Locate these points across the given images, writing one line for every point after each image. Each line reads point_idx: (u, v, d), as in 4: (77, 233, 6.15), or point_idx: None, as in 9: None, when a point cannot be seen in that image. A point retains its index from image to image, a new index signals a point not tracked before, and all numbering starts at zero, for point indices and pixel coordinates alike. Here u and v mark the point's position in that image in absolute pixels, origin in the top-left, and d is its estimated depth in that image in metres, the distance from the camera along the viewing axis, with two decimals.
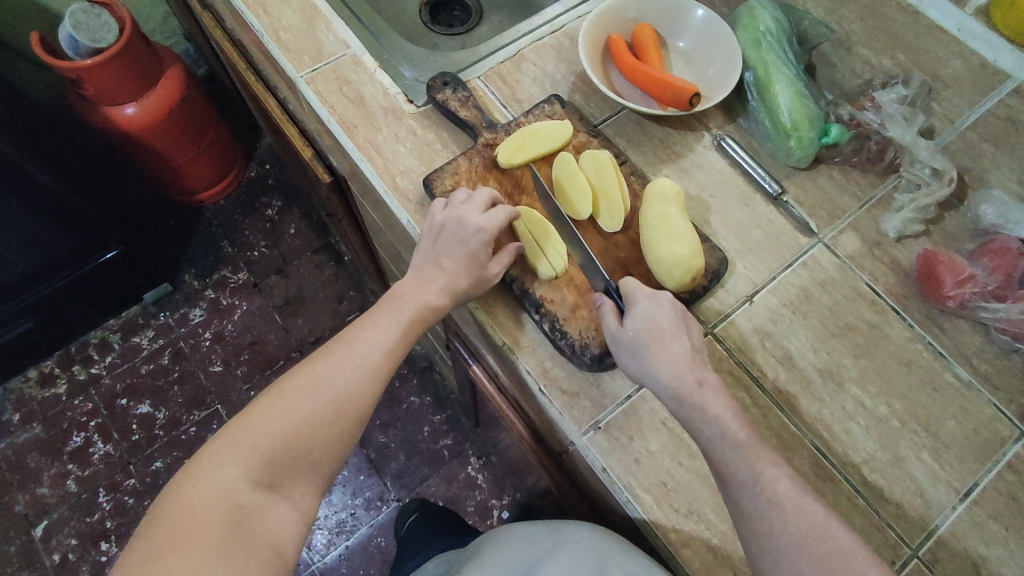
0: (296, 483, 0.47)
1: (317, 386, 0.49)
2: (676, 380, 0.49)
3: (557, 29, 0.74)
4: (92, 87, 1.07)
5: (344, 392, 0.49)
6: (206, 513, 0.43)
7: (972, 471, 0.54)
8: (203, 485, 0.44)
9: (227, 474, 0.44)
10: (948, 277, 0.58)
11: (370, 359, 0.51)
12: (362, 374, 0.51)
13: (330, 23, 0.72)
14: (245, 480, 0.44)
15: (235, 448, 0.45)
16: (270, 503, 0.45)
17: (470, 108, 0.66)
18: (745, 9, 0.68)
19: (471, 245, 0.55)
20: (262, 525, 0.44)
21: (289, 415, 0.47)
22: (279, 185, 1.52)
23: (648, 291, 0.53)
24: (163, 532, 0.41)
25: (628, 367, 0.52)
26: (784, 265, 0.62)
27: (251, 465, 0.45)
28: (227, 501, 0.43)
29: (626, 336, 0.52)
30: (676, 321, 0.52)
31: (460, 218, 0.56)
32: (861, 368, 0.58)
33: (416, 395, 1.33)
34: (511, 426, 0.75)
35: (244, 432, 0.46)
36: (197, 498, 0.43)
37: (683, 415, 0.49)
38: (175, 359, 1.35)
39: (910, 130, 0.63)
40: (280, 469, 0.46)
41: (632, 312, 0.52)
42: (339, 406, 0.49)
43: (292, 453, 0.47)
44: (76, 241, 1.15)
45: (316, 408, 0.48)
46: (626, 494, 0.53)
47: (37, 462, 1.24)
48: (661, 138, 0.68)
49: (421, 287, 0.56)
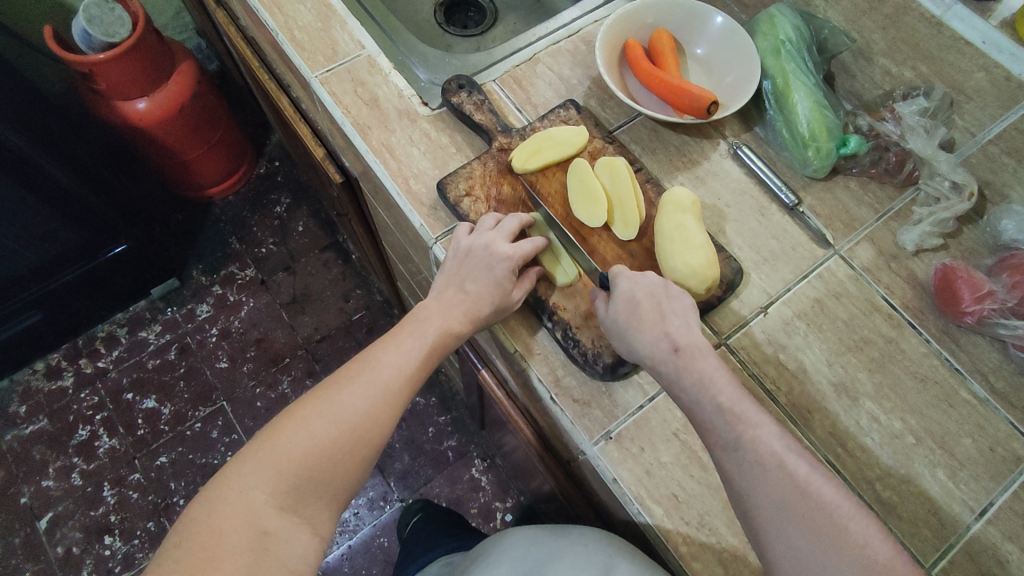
0: (318, 509, 0.47)
1: (340, 411, 0.48)
2: (657, 354, 0.49)
3: (574, 33, 0.73)
4: (105, 82, 1.07)
5: (367, 419, 0.49)
6: (233, 539, 0.43)
7: (987, 490, 0.53)
8: (230, 509, 0.44)
9: (253, 499, 0.44)
10: (966, 292, 0.56)
11: (392, 384, 0.51)
12: (385, 400, 0.50)
13: (345, 24, 0.72)
14: (270, 506, 0.44)
15: (260, 471, 0.45)
16: (294, 528, 0.45)
17: (485, 112, 0.65)
18: (765, 18, 0.67)
19: (498, 274, 0.55)
20: (286, 551, 0.44)
21: (314, 440, 0.47)
22: (289, 182, 1.52)
23: (627, 273, 0.53)
24: (192, 555, 0.42)
25: (619, 348, 0.52)
26: (800, 277, 0.61)
27: (275, 490, 0.45)
28: (253, 527, 0.43)
29: (611, 321, 0.52)
30: (656, 294, 0.51)
31: (487, 245, 0.56)
32: (876, 383, 0.57)
33: (422, 396, 1.33)
34: (518, 431, 0.74)
35: (269, 455, 0.46)
36: (224, 520, 0.43)
37: (671, 388, 0.48)
38: (182, 355, 1.35)
39: (930, 142, 0.61)
40: (303, 494, 0.46)
41: (613, 296, 0.53)
42: (361, 434, 0.48)
43: (315, 478, 0.46)
44: (85, 234, 1.16)
45: (338, 434, 0.48)
46: (636, 505, 0.52)
47: (42, 454, 1.25)
48: (677, 146, 0.67)
49: (445, 311, 0.55)
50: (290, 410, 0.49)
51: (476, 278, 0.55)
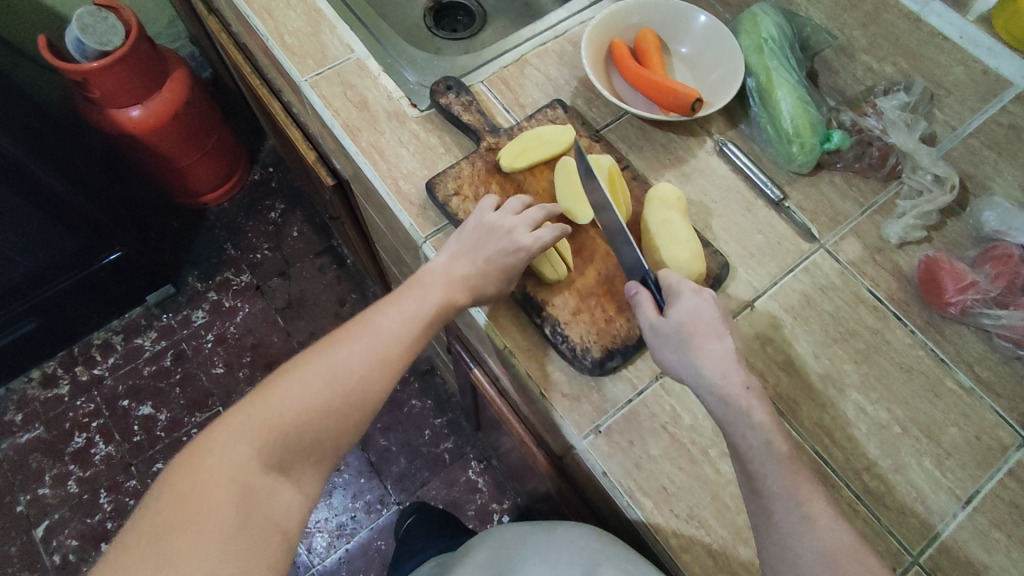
0: (304, 468, 0.47)
1: (337, 374, 0.49)
2: (722, 380, 0.47)
3: (561, 34, 0.74)
4: (98, 89, 1.07)
5: (361, 383, 0.49)
6: (218, 491, 0.43)
7: (973, 478, 0.54)
8: (218, 461, 0.44)
9: (241, 454, 0.45)
10: (950, 283, 0.57)
11: (389, 350, 0.51)
12: (381, 366, 0.50)
13: (335, 27, 0.73)
14: (257, 462, 0.45)
15: (251, 427, 0.45)
16: (280, 485, 0.46)
17: (473, 112, 0.66)
18: (748, 16, 0.68)
19: (512, 262, 0.56)
20: (272, 507, 0.45)
21: (306, 400, 0.47)
22: (282, 188, 1.53)
23: (694, 286, 0.51)
24: (177, 503, 0.42)
25: (668, 358, 0.50)
26: (786, 270, 0.62)
27: (265, 447, 0.45)
28: (240, 482, 0.44)
29: (668, 328, 0.50)
30: (722, 319, 0.50)
31: (510, 231, 0.56)
32: (862, 373, 0.58)
33: (418, 399, 1.33)
34: (512, 429, 0.74)
35: (260, 412, 0.46)
36: (212, 471, 0.43)
37: (723, 416, 0.47)
38: (178, 361, 1.35)
39: (912, 136, 0.63)
40: (292, 453, 0.46)
41: (675, 304, 0.51)
42: (355, 398, 0.49)
43: (305, 438, 0.47)
44: (80, 242, 1.16)
45: (331, 396, 0.48)
46: (626, 498, 0.53)
47: (38, 462, 1.25)
48: (663, 143, 0.68)
49: (447, 280, 0.55)
50: (283, 368, 0.49)
51: (488, 259, 0.56)
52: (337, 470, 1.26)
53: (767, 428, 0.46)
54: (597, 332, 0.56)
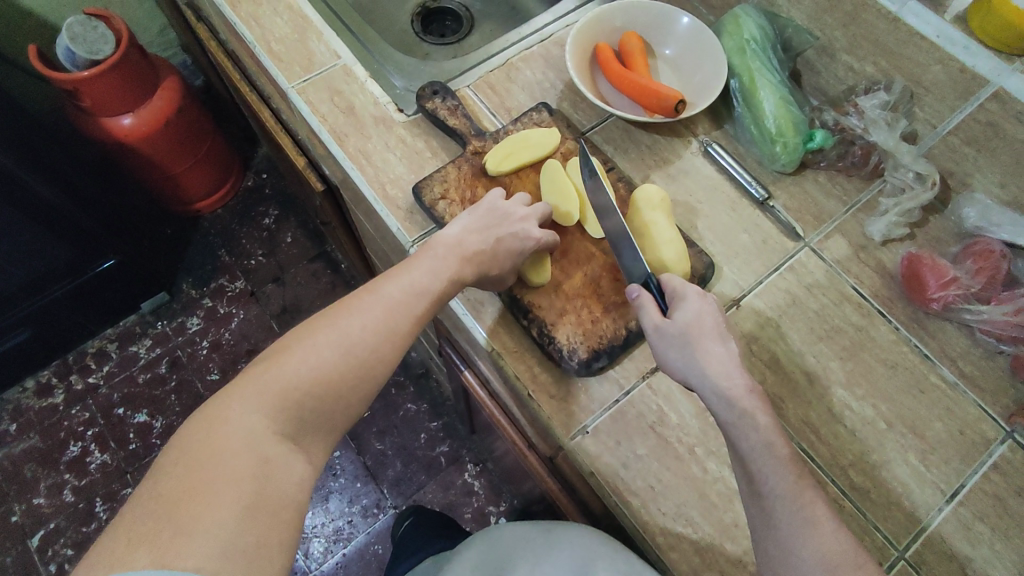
0: (315, 440, 0.45)
1: (349, 343, 0.47)
2: (727, 383, 0.48)
3: (546, 38, 0.75)
4: (89, 99, 1.08)
5: (373, 352, 0.48)
6: (233, 462, 0.40)
7: (958, 472, 0.54)
8: (230, 432, 0.41)
9: (254, 423, 0.42)
10: (931, 280, 0.58)
11: (401, 320, 0.50)
12: (393, 337, 0.49)
13: (321, 34, 0.73)
14: (272, 431, 0.43)
15: (264, 396, 0.43)
16: (294, 457, 0.43)
17: (459, 116, 0.67)
18: (730, 18, 0.69)
19: (524, 247, 0.57)
20: (286, 479, 0.42)
21: (318, 368, 0.45)
22: (276, 194, 1.53)
23: (697, 292, 0.53)
24: (189, 476, 0.39)
25: (673, 360, 0.51)
26: (771, 269, 0.63)
27: (279, 416, 0.43)
28: (255, 452, 0.41)
29: (674, 331, 0.51)
30: (722, 324, 0.52)
31: (523, 220, 0.58)
32: (847, 370, 0.58)
33: (413, 402, 1.33)
34: (504, 431, 0.75)
35: (271, 380, 0.44)
36: (225, 441, 0.41)
37: (726, 419, 0.48)
38: (173, 368, 1.35)
39: (893, 135, 0.62)
40: (304, 423, 0.45)
41: (681, 308, 0.52)
42: (367, 369, 0.47)
43: (317, 408, 0.45)
44: (73, 251, 1.16)
45: (343, 364, 0.46)
46: (614, 498, 0.53)
47: (34, 472, 1.25)
48: (648, 145, 0.69)
49: (458, 252, 0.55)
50: (290, 337, 0.48)
51: (500, 238, 0.56)
52: (333, 475, 1.26)
53: (756, 425, 0.47)
54: (584, 333, 0.57)
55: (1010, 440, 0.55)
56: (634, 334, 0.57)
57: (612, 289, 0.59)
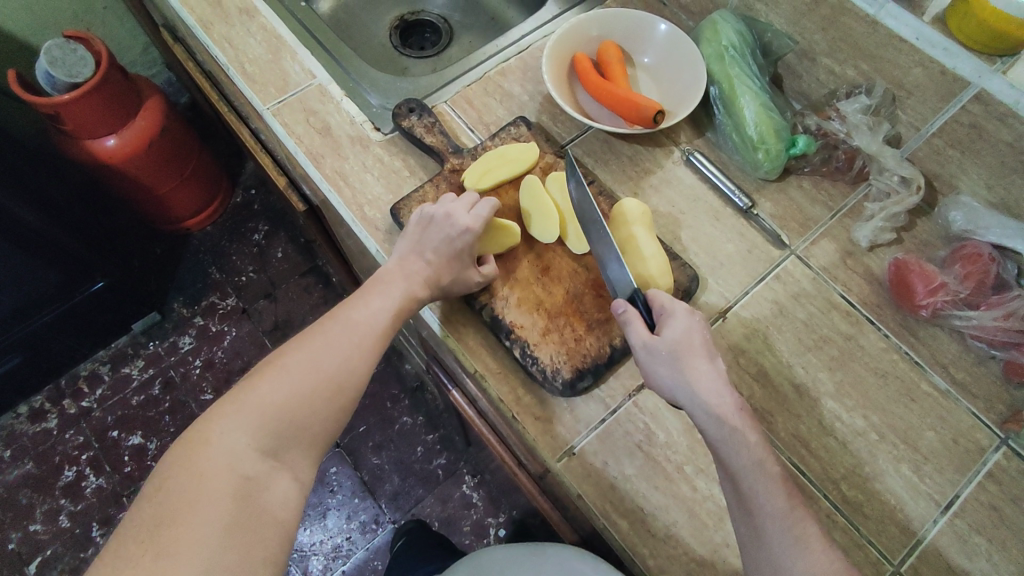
0: (298, 454, 0.46)
1: (318, 361, 0.48)
2: (716, 403, 0.47)
3: (524, 50, 0.74)
4: (71, 121, 1.07)
5: (344, 366, 0.49)
6: (213, 484, 0.41)
7: (952, 482, 0.53)
8: (209, 454, 0.43)
9: (232, 444, 0.43)
10: (919, 286, 0.57)
11: (367, 337, 0.51)
12: (362, 351, 0.50)
13: (295, 53, 0.73)
14: (250, 450, 0.43)
15: (241, 416, 0.44)
16: (275, 474, 0.44)
17: (436, 134, 0.66)
18: (707, 24, 0.68)
19: (460, 243, 0.55)
20: (270, 498, 0.43)
21: (293, 387, 0.46)
22: (265, 209, 1.52)
23: (684, 309, 0.52)
24: (171, 500, 0.40)
25: (661, 379, 0.50)
26: (757, 279, 0.62)
27: (256, 434, 0.44)
28: (234, 472, 0.42)
29: (662, 348, 0.50)
30: (708, 343, 0.51)
31: (449, 215, 0.57)
32: (836, 381, 0.57)
33: (408, 415, 1.32)
34: (493, 449, 0.73)
35: (248, 402, 0.45)
36: (205, 464, 0.42)
37: (716, 438, 0.47)
38: (166, 389, 1.34)
39: (875, 139, 0.62)
40: (284, 438, 0.45)
41: (668, 325, 0.51)
42: (340, 382, 0.48)
43: (295, 424, 0.46)
44: (62, 275, 1.15)
45: (316, 381, 0.47)
46: (602, 521, 0.52)
47: (29, 499, 1.24)
48: (629, 156, 0.68)
49: (405, 275, 0.55)
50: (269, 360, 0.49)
51: (440, 250, 0.55)
52: (330, 491, 1.25)
53: (746, 443, 0.46)
54: (568, 351, 0.56)
55: (1005, 447, 0.54)
56: (618, 351, 0.56)
57: (594, 305, 0.58)
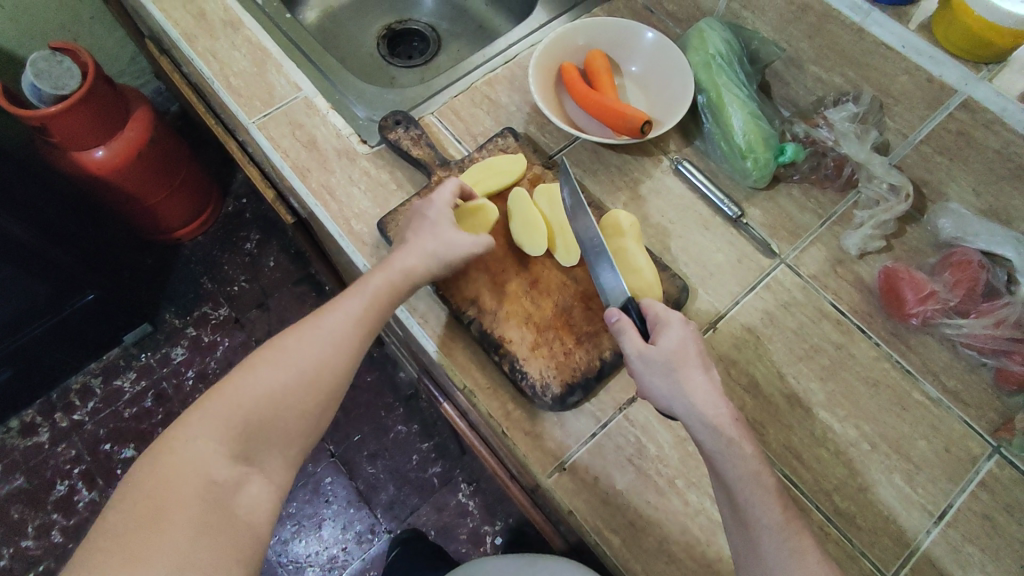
0: (270, 455, 0.47)
1: (290, 358, 0.48)
2: (711, 414, 0.47)
3: (510, 59, 0.73)
4: (59, 134, 1.06)
5: (315, 363, 0.49)
6: (183, 487, 0.42)
7: (945, 491, 0.53)
8: (181, 457, 0.43)
9: (203, 447, 0.44)
10: (909, 294, 0.57)
11: (342, 331, 0.51)
12: (335, 346, 0.50)
13: (281, 66, 0.72)
14: (221, 453, 0.44)
15: (212, 418, 0.45)
16: (246, 476, 0.45)
17: (423, 146, 0.65)
18: (694, 32, 0.67)
19: (430, 214, 0.57)
20: (241, 499, 0.44)
21: (263, 387, 0.47)
22: (257, 218, 1.52)
23: (678, 318, 0.52)
24: (140, 503, 0.41)
25: (656, 389, 0.49)
26: (747, 288, 0.61)
27: (228, 436, 0.45)
28: (205, 476, 0.43)
29: (657, 357, 0.49)
30: (703, 354, 0.50)
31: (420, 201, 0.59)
32: (828, 391, 0.57)
33: (403, 423, 1.31)
34: (486, 461, 0.73)
35: (220, 403, 0.46)
36: (176, 467, 0.43)
37: (710, 449, 0.46)
38: (159, 401, 1.33)
39: (863, 147, 0.61)
40: (255, 439, 0.46)
41: (663, 335, 0.50)
42: (313, 380, 0.48)
43: (267, 425, 0.47)
44: (52, 289, 1.14)
45: (287, 380, 0.48)
46: (594, 537, 0.52)
47: (20, 514, 1.22)
48: (617, 166, 0.67)
49: (383, 268, 0.54)
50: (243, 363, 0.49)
51: (415, 240, 0.56)
52: (325, 502, 1.24)
53: (742, 455, 0.46)
54: (557, 365, 0.55)
55: (997, 456, 0.54)
56: (608, 365, 0.56)
57: (583, 318, 0.58)
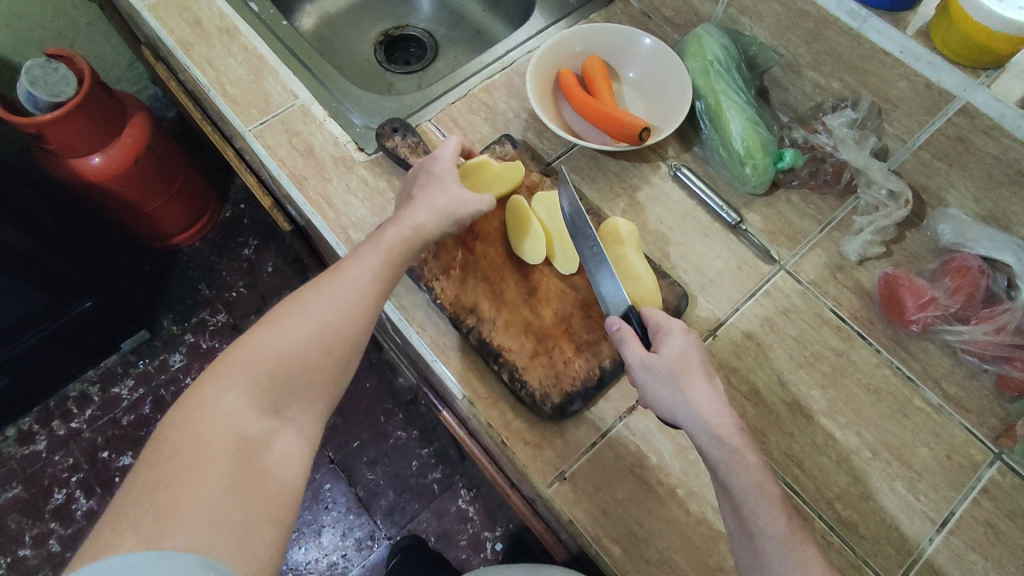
0: (299, 410, 0.44)
1: (312, 311, 0.46)
2: (716, 423, 0.46)
3: (507, 66, 0.73)
4: (56, 141, 1.05)
5: (338, 315, 0.46)
6: (213, 445, 0.40)
7: (947, 499, 0.53)
8: (207, 413, 0.41)
9: (231, 402, 0.42)
10: (909, 300, 0.57)
11: (363, 283, 0.48)
12: (358, 299, 0.47)
13: (277, 74, 0.72)
14: (249, 408, 0.42)
15: (237, 373, 0.43)
16: (276, 433, 0.42)
17: (420, 154, 0.65)
18: (692, 38, 0.67)
19: (438, 169, 0.56)
20: (273, 456, 0.42)
21: (288, 340, 0.44)
22: (255, 223, 1.51)
23: (681, 326, 0.51)
24: (168, 461, 0.38)
25: (659, 398, 0.49)
26: (747, 295, 0.61)
27: (256, 391, 0.42)
28: (235, 433, 0.41)
29: (661, 366, 0.49)
30: (707, 363, 0.50)
31: (430, 159, 0.57)
32: (829, 398, 0.57)
33: (402, 429, 1.30)
34: (485, 469, 0.72)
35: (245, 357, 0.43)
36: (203, 424, 0.40)
37: (714, 459, 0.46)
38: (157, 408, 1.33)
39: (861, 153, 0.61)
40: (283, 393, 0.44)
41: (666, 343, 0.50)
42: (337, 333, 0.46)
43: (293, 379, 0.44)
44: (49, 297, 1.14)
45: (312, 334, 0.45)
46: (595, 547, 0.51)
47: (18, 523, 1.22)
48: (616, 172, 0.67)
49: (398, 221, 0.52)
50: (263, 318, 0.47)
51: (428, 195, 0.54)
52: (325, 508, 1.23)
53: (747, 464, 0.45)
54: (557, 374, 0.55)
55: (999, 462, 0.54)
56: (607, 373, 0.55)
57: (583, 326, 0.57)
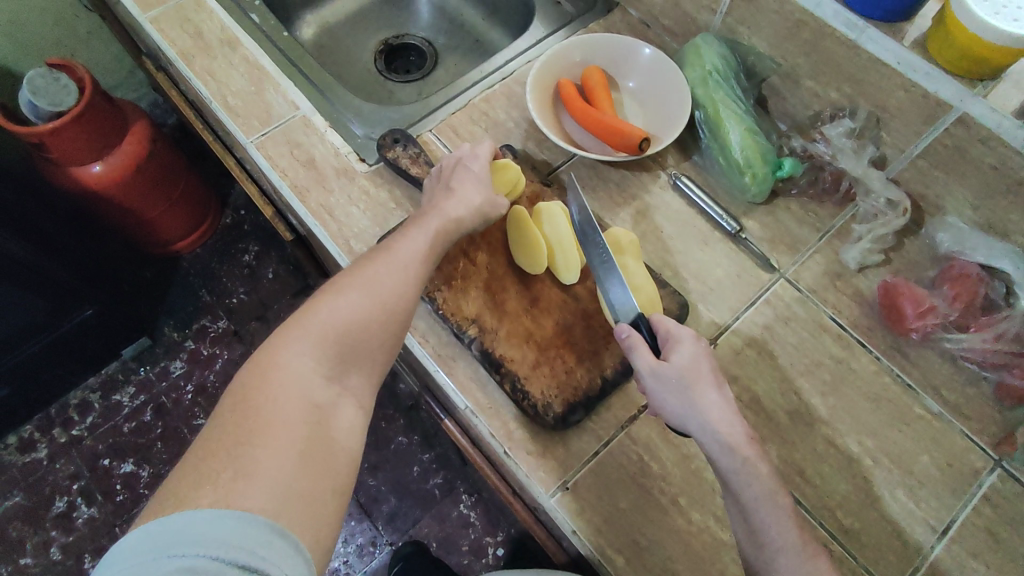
0: (359, 380, 0.45)
1: (373, 285, 0.47)
2: (727, 431, 0.47)
3: (507, 76, 0.73)
4: (56, 150, 1.05)
5: (395, 290, 0.47)
6: (287, 408, 0.40)
7: (948, 506, 0.53)
8: (279, 377, 0.41)
9: (301, 367, 0.42)
10: (909, 308, 0.58)
11: (414, 262, 0.50)
12: (412, 276, 0.49)
13: (278, 85, 0.72)
14: (318, 374, 0.42)
15: (305, 339, 0.43)
16: (341, 402, 0.43)
17: (421, 164, 0.65)
18: (690, 48, 0.68)
19: (475, 167, 0.59)
20: (338, 425, 0.42)
21: (351, 310, 0.45)
22: (256, 230, 1.51)
23: (690, 334, 0.52)
24: (244, 422, 0.38)
25: (670, 405, 0.49)
26: (748, 303, 0.61)
27: (324, 359, 0.43)
28: (306, 399, 0.41)
29: (672, 374, 0.49)
30: (716, 371, 0.50)
31: (461, 158, 0.60)
32: (829, 406, 0.57)
33: (404, 435, 1.30)
34: (488, 477, 0.73)
35: (310, 324, 0.44)
36: (275, 388, 0.40)
37: (724, 468, 0.46)
38: (158, 415, 1.33)
39: (860, 162, 0.63)
40: (346, 363, 0.44)
41: (676, 350, 0.50)
42: (394, 307, 0.47)
43: (354, 350, 0.45)
44: (49, 305, 1.14)
45: (372, 306, 0.46)
46: (598, 556, 0.52)
47: (19, 532, 1.22)
48: (616, 181, 0.68)
49: (439, 210, 0.55)
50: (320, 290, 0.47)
51: (464, 187, 0.57)
52: None
53: (756, 475, 0.45)
54: (558, 384, 0.55)
55: (999, 469, 0.54)
56: (609, 383, 0.56)
57: (584, 336, 0.58)
